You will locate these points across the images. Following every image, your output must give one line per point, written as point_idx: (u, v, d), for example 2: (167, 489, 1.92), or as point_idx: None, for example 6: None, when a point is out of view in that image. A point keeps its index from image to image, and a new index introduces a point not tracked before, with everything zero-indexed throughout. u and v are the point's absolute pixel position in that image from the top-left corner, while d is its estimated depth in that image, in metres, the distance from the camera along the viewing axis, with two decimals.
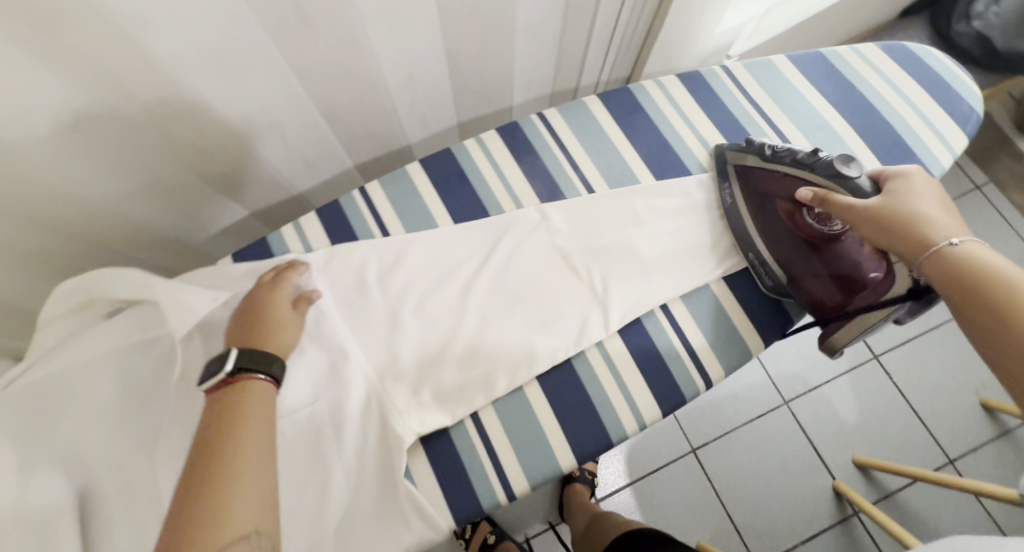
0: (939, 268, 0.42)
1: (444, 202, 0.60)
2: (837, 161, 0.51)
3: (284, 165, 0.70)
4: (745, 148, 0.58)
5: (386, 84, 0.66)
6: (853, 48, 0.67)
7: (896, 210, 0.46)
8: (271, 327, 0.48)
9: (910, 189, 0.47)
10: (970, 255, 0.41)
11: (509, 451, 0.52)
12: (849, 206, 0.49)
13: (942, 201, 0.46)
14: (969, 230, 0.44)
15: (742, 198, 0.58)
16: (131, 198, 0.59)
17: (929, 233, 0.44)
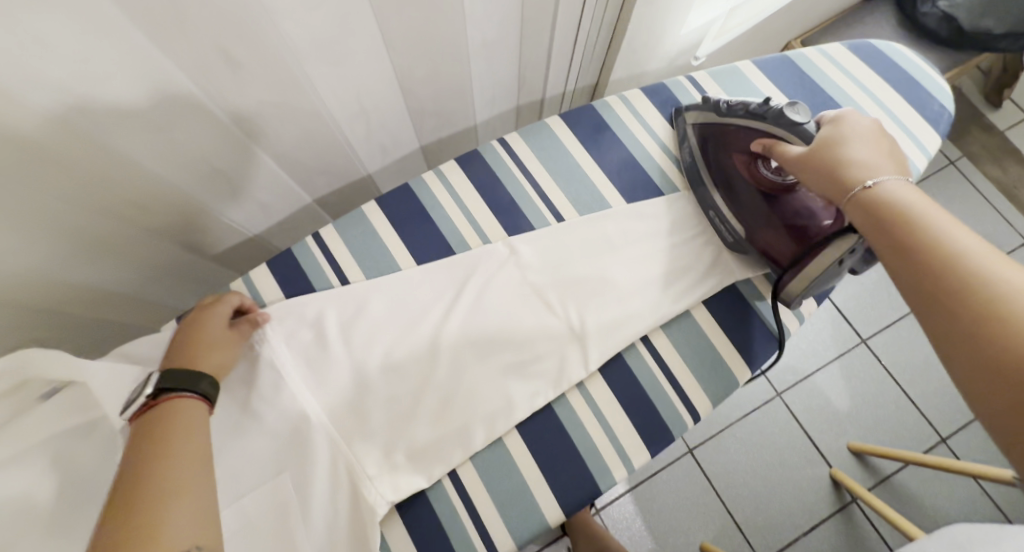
0: (862, 212, 0.43)
1: (405, 243, 0.57)
2: (788, 108, 0.49)
3: (235, 211, 0.66)
4: (701, 106, 0.58)
5: (335, 118, 0.61)
6: (820, 49, 0.64)
7: (824, 154, 0.46)
8: (199, 350, 0.47)
9: (839, 132, 0.47)
10: (889, 197, 0.42)
11: (492, 509, 0.49)
12: (791, 154, 0.48)
13: (870, 141, 0.46)
14: (891, 169, 0.44)
15: (701, 156, 0.58)
16: (66, 263, 0.54)
17: (852, 175, 0.44)
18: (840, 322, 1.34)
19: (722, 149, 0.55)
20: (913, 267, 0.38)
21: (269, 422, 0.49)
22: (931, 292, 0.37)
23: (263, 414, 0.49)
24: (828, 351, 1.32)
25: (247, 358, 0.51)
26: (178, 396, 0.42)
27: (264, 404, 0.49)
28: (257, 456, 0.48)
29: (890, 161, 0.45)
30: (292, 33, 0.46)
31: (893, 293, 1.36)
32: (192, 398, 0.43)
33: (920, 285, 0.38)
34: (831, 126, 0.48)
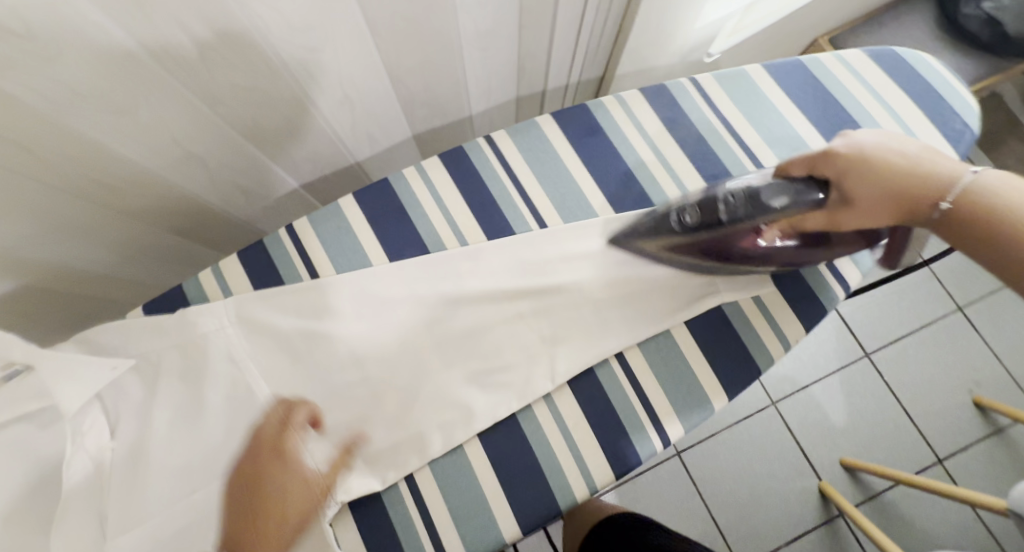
0: (945, 222, 0.44)
1: (379, 239, 0.55)
2: (770, 200, 0.46)
3: (212, 193, 0.63)
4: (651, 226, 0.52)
5: (318, 105, 0.59)
6: (838, 55, 0.59)
7: (876, 198, 0.45)
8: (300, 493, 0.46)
9: (865, 166, 0.45)
10: (969, 198, 0.42)
11: (447, 520, 0.48)
12: (830, 218, 0.48)
13: (901, 155, 0.46)
14: (936, 172, 0.44)
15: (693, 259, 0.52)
16: (33, 244, 0.52)
17: (922, 197, 0.45)
18: (844, 335, 1.30)
19: (727, 246, 0.50)
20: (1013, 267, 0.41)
21: (226, 417, 0.49)
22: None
23: (219, 411, 0.48)
24: (828, 364, 1.28)
25: (205, 349, 0.50)
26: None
27: (222, 397, 0.49)
28: (212, 452, 0.47)
29: (930, 159, 0.45)
30: (266, 17, 0.43)
31: (902, 307, 1.31)
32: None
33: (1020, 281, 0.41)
34: (835, 173, 0.46)
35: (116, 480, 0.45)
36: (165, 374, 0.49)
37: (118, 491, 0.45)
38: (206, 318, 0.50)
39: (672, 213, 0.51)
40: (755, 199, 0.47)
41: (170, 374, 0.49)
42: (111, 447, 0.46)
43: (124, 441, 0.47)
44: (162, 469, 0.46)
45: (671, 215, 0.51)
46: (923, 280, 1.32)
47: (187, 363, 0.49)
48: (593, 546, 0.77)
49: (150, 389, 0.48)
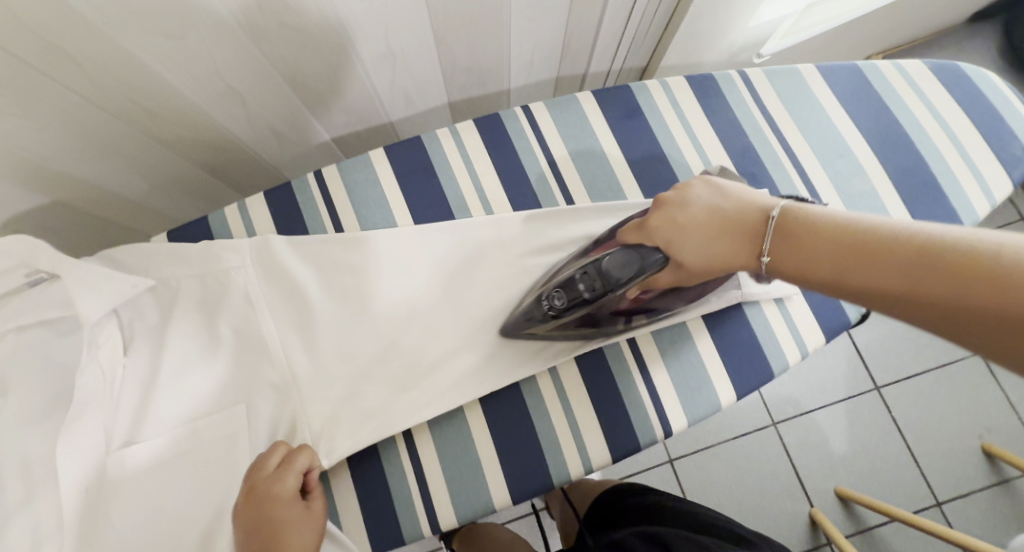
0: (797, 266, 0.39)
1: (405, 197, 0.55)
2: (609, 269, 0.43)
3: (244, 132, 0.64)
4: (522, 321, 0.48)
5: (360, 55, 0.58)
6: (897, 64, 0.57)
7: (713, 250, 0.44)
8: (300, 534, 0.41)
9: (683, 228, 0.44)
10: (797, 225, 0.40)
11: (439, 481, 0.48)
12: (672, 279, 0.45)
13: (708, 211, 0.44)
14: (739, 214, 0.44)
15: (567, 332, 0.48)
16: (69, 154, 0.53)
17: (741, 248, 0.43)
18: (856, 364, 1.26)
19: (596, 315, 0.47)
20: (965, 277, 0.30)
21: (236, 349, 0.49)
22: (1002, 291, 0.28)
23: (230, 343, 0.49)
24: (836, 391, 1.25)
25: (223, 282, 0.50)
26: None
27: (233, 330, 0.49)
28: (219, 381, 0.48)
29: (732, 207, 0.44)
30: None
31: (922, 343, 1.27)
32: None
33: (980, 290, 0.29)
34: (662, 239, 0.45)
35: (127, 392, 0.46)
36: (182, 299, 0.50)
37: (130, 402, 0.45)
38: (229, 253, 0.51)
39: (544, 299, 0.46)
40: (598, 272, 0.44)
41: (188, 300, 0.50)
42: (123, 363, 0.46)
43: (139, 356, 0.47)
44: (171, 391, 0.47)
45: (529, 312, 0.47)
46: None
47: (206, 293, 0.50)
48: (597, 518, 0.73)
49: (166, 311, 0.49)
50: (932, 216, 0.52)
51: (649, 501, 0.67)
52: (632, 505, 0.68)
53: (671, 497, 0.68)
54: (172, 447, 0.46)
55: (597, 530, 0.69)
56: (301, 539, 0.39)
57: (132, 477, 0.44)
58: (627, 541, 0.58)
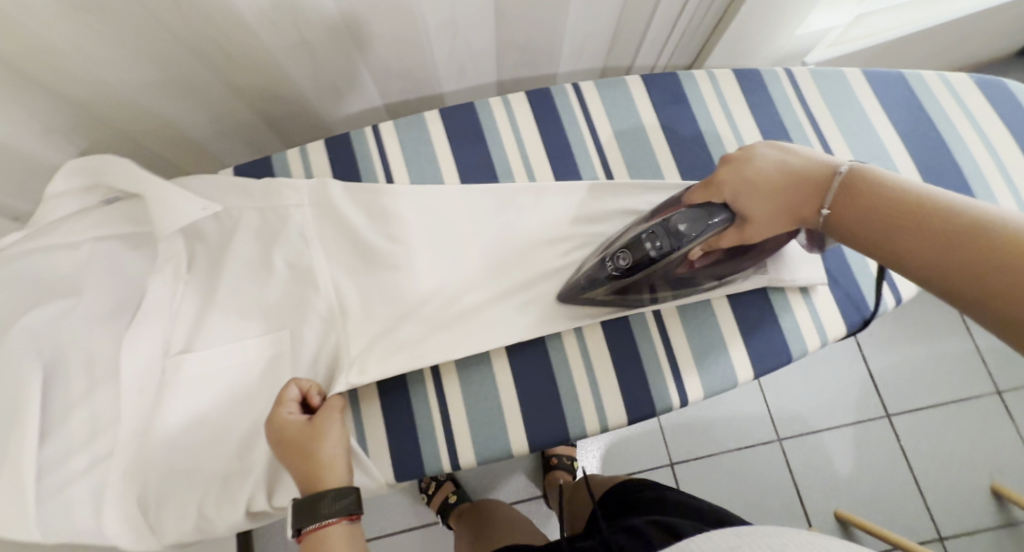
0: (857, 226, 0.42)
1: (455, 158, 0.58)
2: (682, 227, 0.44)
3: (307, 87, 0.67)
4: (576, 284, 0.50)
5: (425, 22, 0.61)
6: (943, 75, 0.59)
7: (777, 207, 0.46)
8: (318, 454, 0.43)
9: (754, 183, 0.46)
10: (867, 186, 0.42)
11: (462, 421, 0.51)
12: (739, 236, 0.47)
13: (776, 167, 0.46)
14: (812, 168, 0.46)
15: (621, 293, 0.49)
16: (150, 89, 0.58)
17: (804, 201, 0.45)
18: (868, 390, 1.17)
19: (655, 277, 0.47)
20: (985, 259, 0.33)
21: (288, 280, 0.53)
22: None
23: (284, 272, 0.53)
24: (845, 414, 1.16)
25: (279, 218, 0.54)
26: (328, 522, 0.40)
27: (287, 263, 0.53)
28: (267, 305, 0.52)
29: (800, 163, 0.46)
30: None
31: None
32: (339, 520, 0.41)
33: (996, 264, 0.32)
34: (728, 196, 0.46)
35: (187, 303, 0.51)
36: (242, 227, 0.53)
37: (186, 314, 0.50)
38: (290, 191, 0.54)
39: (607, 261, 0.46)
40: (670, 229, 0.44)
41: (246, 229, 0.53)
42: (185, 280, 0.51)
43: (198, 275, 0.52)
44: (224, 309, 0.51)
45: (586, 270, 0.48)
46: (965, 352, 1.19)
47: (265, 225, 0.54)
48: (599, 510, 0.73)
49: (227, 236, 0.53)
50: None
51: (649, 494, 0.67)
52: (660, 497, 0.65)
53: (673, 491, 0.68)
54: (221, 360, 0.50)
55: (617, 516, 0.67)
56: (330, 444, 0.44)
57: (184, 378, 0.48)
58: (640, 527, 0.56)
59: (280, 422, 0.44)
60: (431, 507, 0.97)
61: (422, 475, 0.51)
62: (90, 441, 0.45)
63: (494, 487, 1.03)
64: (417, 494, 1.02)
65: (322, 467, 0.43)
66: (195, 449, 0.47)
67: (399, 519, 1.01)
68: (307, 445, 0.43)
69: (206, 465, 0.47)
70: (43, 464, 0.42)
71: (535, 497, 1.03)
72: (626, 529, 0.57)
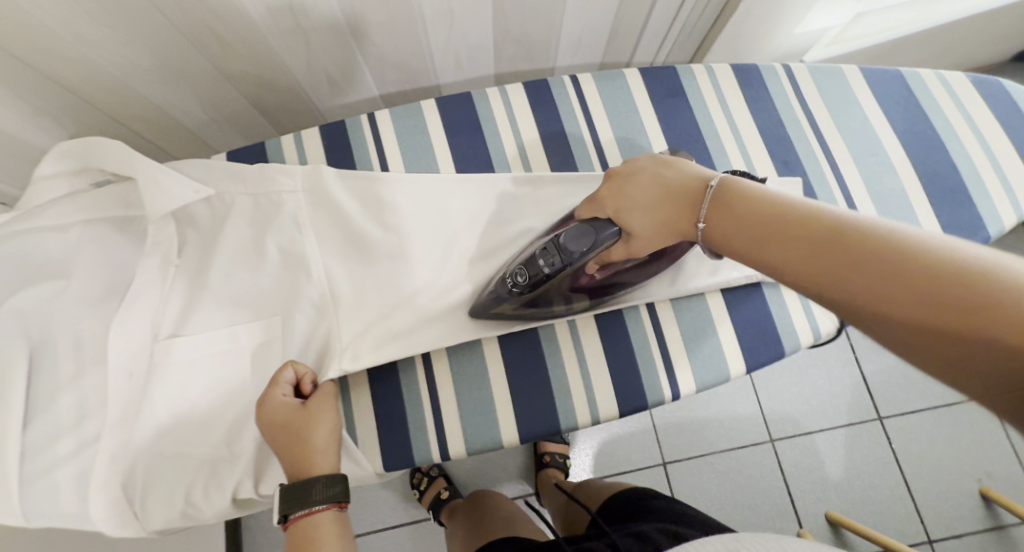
0: (741, 240, 0.39)
1: (450, 148, 0.57)
2: (566, 242, 0.45)
3: (303, 75, 0.67)
4: (486, 302, 0.49)
5: (423, 12, 0.61)
6: (940, 74, 0.59)
7: (666, 221, 0.44)
8: (306, 443, 0.42)
9: (631, 199, 0.45)
10: (740, 200, 0.40)
11: (453, 411, 0.50)
12: (625, 250, 0.46)
13: (656, 180, 0.45)
14: (690, 178, 0.45)
15: (535, 309, 0.49)
16: (143, 72, 0.57)
17: (677, 215, 0.44)
18: (860, 392, 1.18)
19: (555, 291, 0.48)
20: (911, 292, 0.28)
21: (279, 267, 0.52)
22: (930, 295, 0.28)
23: (275, 258, 0.52)
24: (837, 415, 1.17)
25: (272, 204, 0.53)
26: (317, 509, 0.40)
27: (278, 249, 0.52)
28: (260, 290, 0.52)
29: (676, 175, 0.45)
30: None
31: None
32: (329, 507, 0.40)
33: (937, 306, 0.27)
34: (611, 210, 0.46)
35: (178, 287, 0.50)
36: (234, 213, 0.53)
37: (176, 298, 0.50)
38: (284, 177, 0.53)
39: (506, 278, 0.47)
40: (559, 245, 0.45)
41: (239, 215, 0.53)
42: (176, 264, 0.50)
43: (189, 260, 0.52)
44: (216, 293, 0.50)
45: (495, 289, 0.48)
46: None
47: (258, 211, 0.53)
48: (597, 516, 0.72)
49: (219, 221, 0.53)
50: (958, 220, 0.53)
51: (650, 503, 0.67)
52: (660, 508, 0.65)
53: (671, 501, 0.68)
54: (211, 345, 0.49)
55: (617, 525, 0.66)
56: (323, 431, 0.43)
57: (173, 362, 0.47)
58: (650, 533, 0.55)
59: (272, 410, 0.43)
60: (422, 504, 0.97)
61: (412, 465, 0.50)
62: (79, 423, 0.44)
63: (486, 484, 1.03)
64: (408, 490, 1.01)
65: (314, 454, 0.42)
66: (185, 434, 0.47)
67: (389, 516, 1.00)
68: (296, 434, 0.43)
69: (193, 451, 0.47)
70: (28, 446, 0.41)
71: (527, 495, 1.03)
72: (634, 534, 0.56)
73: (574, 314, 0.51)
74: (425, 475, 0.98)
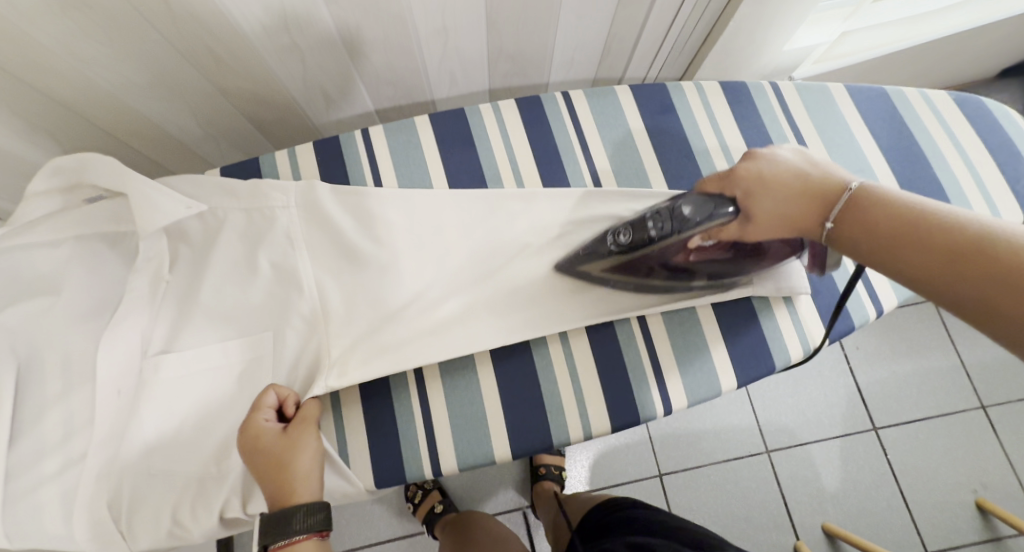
0: (863, 239, 0.41)
1: (443, 163, 0.58)
2: (683, 211, 0.46)
3: (297, 91, 0.67)
4: (587, 253, 0.52)
5: (417, 29, 0.61)
6: (923, 92, 0.60)
7: (788, 212, 0.45)
8: (287, 468, 0.42)
9: (769, 186, 0.45)
10: (871, 212, 0.41)
11: (445, 426, 0.50)
12: (739, 232, 0.47)
13: (792, 173, 0.46)
14: (830, 178, 0.45)
15: (621, 276, 0.52)
16: (136, 89, 0.57)
17: (807, 212, 0.44)
18: (855, 402, 1.18)
19: (653, 261, 0.50)
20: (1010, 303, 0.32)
21: (271, 281, 0.52)
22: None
23: (268, 273, 0.52)
24: (832, 427, 1.17)
25: (265, 219, 0.53)
26: (296, 539, 0.39)
27: (271, 264, 0.52)
28: (252, 306, 0.52)
29: (818, 173, 0.45)
30: None
31: None
32: (309, 537, 0.40)
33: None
34: (741, 190, 0.47)
35: (168, 303, 0.50)
36: (228, 227, 0.53)
37: (167, 314, 0.50)
38: (277, 192, 0.53)
39: (609, 235, 0.50)
40: (678, 213, 0.46)
41: (232, 229, 0.53)
42: (167, 280, 0.51)
43: (181, 275, 0.52)
44: (208, 309, 0.50)
45: (604, 240, 0.51)
46: (951, 367, 1.20)
47: (250, 226, 0.53)
48: (585, 531, 0.72)
49: (211, 236, 0.53)
50: None
51: (640, 514, 0.65)
52: (649, 518, 0.63)
53: (664, 512, 0.66)
54: (201, 362, 0.49)
55: (597, 540, 0.65)
56: (305, 456, 0.43)
57: (163, 380, 0.47)
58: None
59: (254, 434, 0.43)
60: (417, 517, 0.96)
61: (403, 482, 0.50)
62: (65, 442, 0.43)
63: (481, 497, 1.02)
64: (403, 504, 1.00)
65: (295, 483, 0.42)
66: (172, 451, 0.46)
67: (383, 530, 0.99)
68: (276, 458, 0.42)
69: (183, 468, 0.46)
70: (13, 464, 0.41)
71: (522, 508, 1.02)
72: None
73: (629, 291, 0.53)
74: (419, 487, 0.97)
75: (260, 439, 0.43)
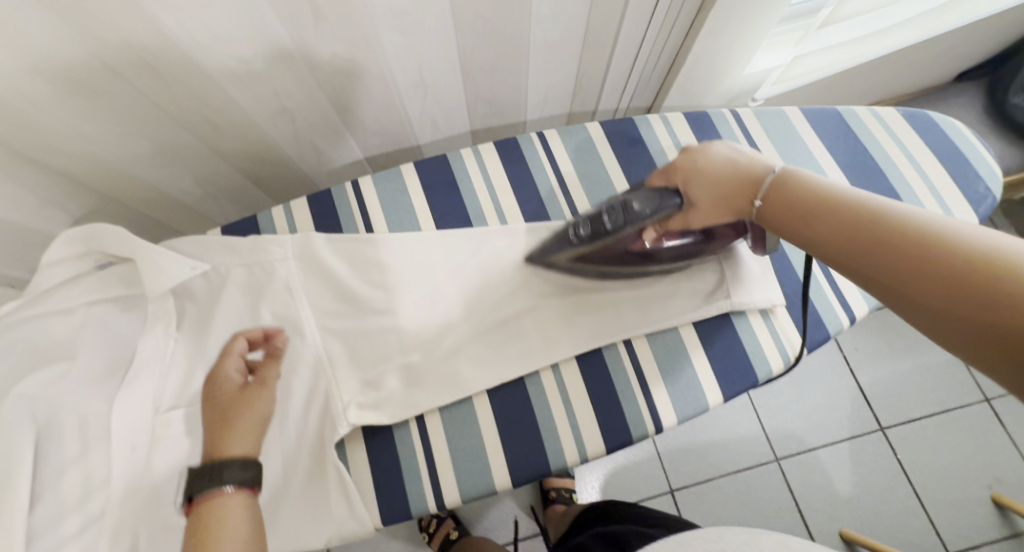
0: (785, 220, 0.45)
1: (430, 206, 0.61)
2: (636, 205, 0.50)
3: (290, 149, 0.72)
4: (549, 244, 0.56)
5: (397, 84, 0.66)
6: (874, 109, 0.65)
7: (722, 199, 0.49)
8: (230, 418, 0.47)
9: (703, 175, 0.49)
10: (793, 189, 0.44)
11: (446, 459, 0.52)
12: (683, 221, 0.51)
13: (725, 160, 0.50)
14: (761, 160, 0.49)
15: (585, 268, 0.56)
16: (138, 160, 0.61)
17: (738, 192, 0.48)
18: (858, 404, 1.19)
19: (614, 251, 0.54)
20: (922, 272, 0.35)
21: None
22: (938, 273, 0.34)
23: (270, 323, 0.55)
24: (839, 430, 1.17)
25: (265, 272, 0.56)
26: (226, 489, 0.42)
27: (273, 315, 0.55)
28: None
29: (746, 159, 0.49)
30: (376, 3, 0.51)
31: None
32: (240, 490, 0.43)
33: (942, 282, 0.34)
34: (680, 181, 0.51)
35: (177, 359, 0.53)
36: (230, 283, 0.56)
37: (177, 370, 0.53)
38: (276, 246, 0.57)
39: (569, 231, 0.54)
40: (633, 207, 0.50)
41: (234, 285, 0.56)
42: (175, 337, 0.54)
43: (187, 332, 0.55)
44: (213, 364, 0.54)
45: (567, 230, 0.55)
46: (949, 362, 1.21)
47: (252, 279, 0.56)
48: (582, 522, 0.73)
49: (215, 293, 0.56)
50: None
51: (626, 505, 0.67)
52: (634, 510, 0.65)
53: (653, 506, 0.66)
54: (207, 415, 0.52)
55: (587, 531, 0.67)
56: (256, 410, 0.48)
57: (174, 435, 0.50)
58: (594, 542, 0.60)
59: (218, 370, 0.50)
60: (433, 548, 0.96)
61: (411, 517, 0.52)
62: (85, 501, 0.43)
63: (495, 526, 1.02)
64: (418, 537, 1.00)
65: (233, 432, 0.46)
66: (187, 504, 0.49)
67: None
68: (226, 402, 0.48)
69: None
70: (35, 527, 0.40)
71: (537, 535, 1.01)
72: None
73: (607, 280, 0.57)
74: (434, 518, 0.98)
75: (221, 378, 0.49)
